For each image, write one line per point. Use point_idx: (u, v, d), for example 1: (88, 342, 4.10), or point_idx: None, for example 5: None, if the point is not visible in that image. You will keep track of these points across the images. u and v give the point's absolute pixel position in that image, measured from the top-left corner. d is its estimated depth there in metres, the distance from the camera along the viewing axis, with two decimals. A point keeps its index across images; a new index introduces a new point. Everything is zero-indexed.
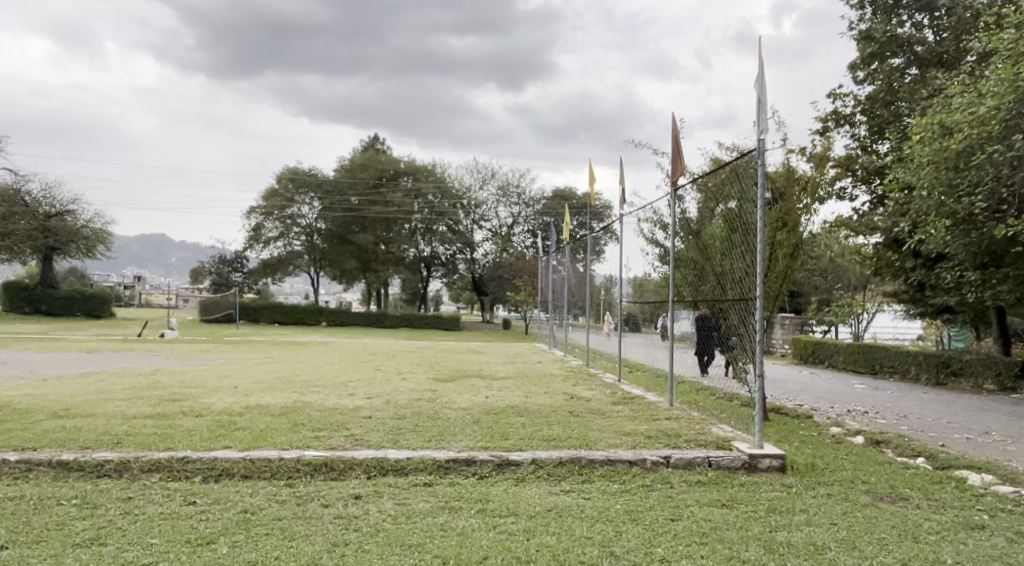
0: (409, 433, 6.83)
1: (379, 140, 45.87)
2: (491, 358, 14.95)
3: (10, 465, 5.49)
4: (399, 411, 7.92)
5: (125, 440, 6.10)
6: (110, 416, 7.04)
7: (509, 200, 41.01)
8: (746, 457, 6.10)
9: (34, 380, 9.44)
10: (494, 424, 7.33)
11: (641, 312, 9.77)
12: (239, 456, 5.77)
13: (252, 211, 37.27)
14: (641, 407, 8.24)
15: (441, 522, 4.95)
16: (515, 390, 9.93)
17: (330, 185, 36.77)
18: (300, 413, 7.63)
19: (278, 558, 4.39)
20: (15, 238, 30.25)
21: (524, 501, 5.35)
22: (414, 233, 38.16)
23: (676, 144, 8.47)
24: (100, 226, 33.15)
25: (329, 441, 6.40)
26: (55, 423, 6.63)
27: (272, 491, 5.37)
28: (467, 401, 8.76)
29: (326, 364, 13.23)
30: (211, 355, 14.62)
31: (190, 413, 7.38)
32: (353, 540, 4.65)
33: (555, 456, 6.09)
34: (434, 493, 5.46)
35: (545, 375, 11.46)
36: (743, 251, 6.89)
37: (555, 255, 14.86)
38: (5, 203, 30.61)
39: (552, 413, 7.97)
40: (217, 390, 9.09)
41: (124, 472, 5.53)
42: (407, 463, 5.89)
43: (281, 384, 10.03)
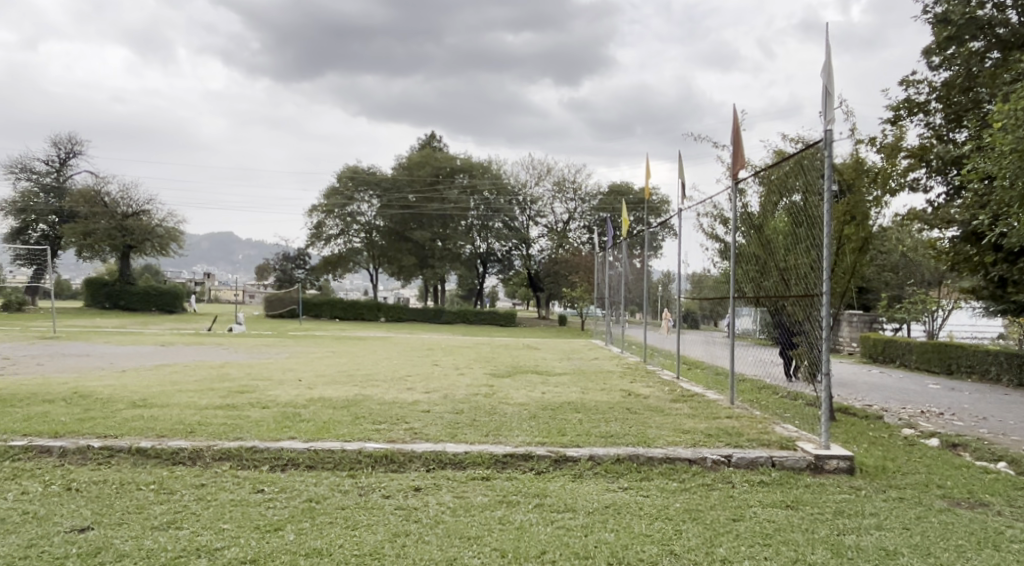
0: (467, 428, 6.88)
1: (436, 139, 46.25)
2: (548, 355, 14.91)
3: (94, 451, 5.73)
4: (458, 405, 7.99)
5: (197, 430, 6.31)
6: (184, 407, 7.29)
7: (565, 196, 40.00)
8: (812, 458, 5.96)
9: (113, 371, 9.84)
10: (550, 420, 7.32)
11: (700, 309, 9.63)
12: (304, 447, 5.91)
13: (314, 209, 38.12)
14: (700, 404, 8.12)
15: (499, 516, 4.98)
16: (572, 386, 9.92)
17: (389, 183, 37.38)
18: (362, 406, 7.77)
19: (342, 547, 4.48)
20: (95, 237, 31.61)
21: (583, 498, 5.33)
22: (470, 230, 38.39)
23: (737, 136, 8.31)
24: (173, 224, 34.03)
25: (389, 434, 6.50)
26: (133, 412, 6.91)
27: (335, 482, 5.49)
28: (523, 397, 8.78)
29: (386, 358, 13.43)
30: (277, 349, 15.04)
31: (257, 404, 7.59)
32: (414, 532, 4.71)
33: (613, 453, 6.06)
34: (492, 487, 5.50)
35: (602, 371, 11.42)
36: (808, 245, 6.72)
37: (612, 251, 14.72)
38: (87, 203, 32.21)
39: (609, 410, 7.93)
40: (283, 383, 9.33)
41: (197, 460, 5.72)
42: (465, 457, 5.94)
43: (343, 378, 10.24)
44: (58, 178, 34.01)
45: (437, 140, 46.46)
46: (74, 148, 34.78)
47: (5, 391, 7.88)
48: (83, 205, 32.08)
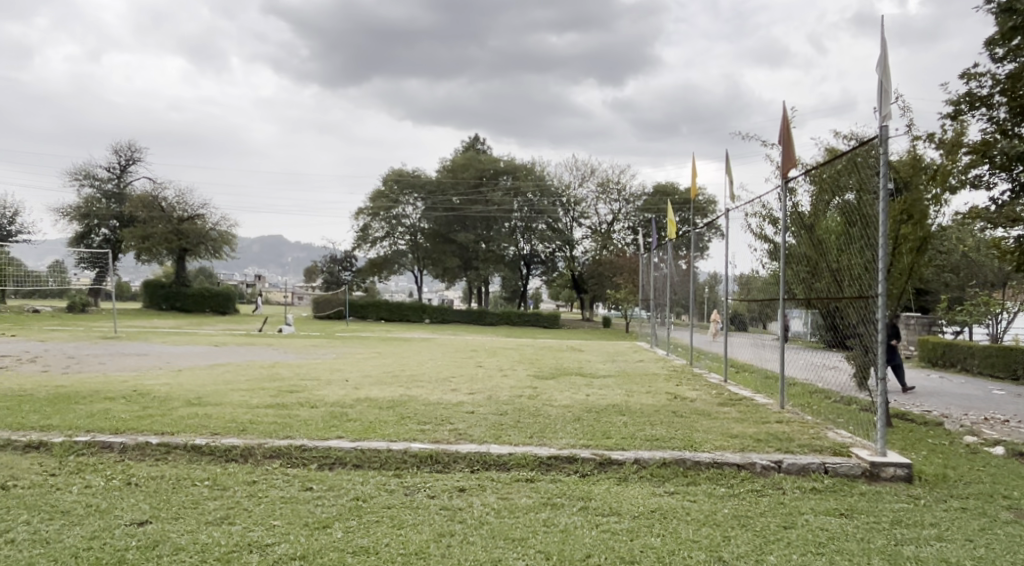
0: (511, 429, 6.87)
1: (481, 141, 46.60)
2: (593, 356, 14.83)
3: (151, 447, 5.86)
4: (503, 407, 7.98)
5: (249, 428, 6.40)
6: (236, 405, 7.42)
7: (609, 197, 39.23)
8: (867, 465, 5.79)
9: (169, 370, 10.09)
10: (595, 423, 7.26)
11: (748, 311, 9.45)
12: (351, 446, 5.97)
13: (360, 212, 38.79)
14: (749, 409, 7.96)
15: (544, 519, 4.94)
16: (616, 388, 9.85)
17: (433, 186, 38.07)
18: (407, 407, 7.82)
19: (388, 546, 4.50)
20: (153, 241, 32.49)
21: (628, 502, 5.27)
22: (514, 231, 38.43)
23: (787, 135, 8.14)
24: (226, 228, 34.80)
25: (434, 435, 6.52)
26: (188, 410, 7.06)
27: (381, 481, 5.51)
28: (568, 399, 8.73)
29: (430, 359, 13.51)
30: (325, 349, 15.28)
31: (306, 404, 7.70)
32: (459, 532, 4.71)
33: (659, 457, 5.97)
34: (536, 489, 5.47)
35: (648, 374, 11.27)
36: (862, 245, 6.54)
37: (658, 251, 14.54)
38: (145, 208, 33.08)
39: (655, 413, 7.84)
40: (331, 383, 9.43)
41: (248, 458, 5.81)
42: (510, 458, 5.92)
43: (388, 379, 10.33)
44: (119, 184, 34.99)
45: (481, 143, 46.70)
46: (133, 154, 35.79)
47: (69, 389, 8.13)
48: (142, 210, 32.81)
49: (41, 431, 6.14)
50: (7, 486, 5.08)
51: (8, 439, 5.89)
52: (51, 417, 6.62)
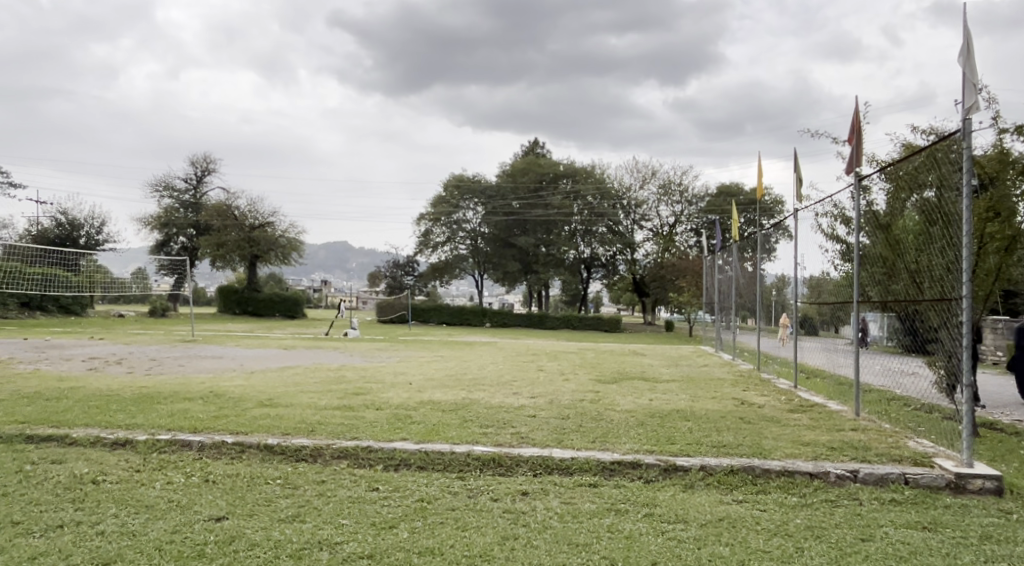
0: (574, 433, 6.81)
1: (539, 145, 46.66)
2: (655, 360, 14.64)
3: (227, 446, 6.01)
4: (564, 411, 7.92)
5: (318, 429, 6.52)
6: (305, 406, 7.58)
7: (671, 199, 38.10)
8: (952, 476, 5.53)
9: (242, 372, 10.40)
10: (659, 428, 7.14)
11: (818, 314, 9.13)
12: (416, 448, 6.01)
13: (422, 217, 39.88)
14: (821, 415, 7.71)
15: (608, 524, 4.87)
16: (680, 393, 9.67)
17: (493, 190, 38.58)
18: (469, 410, 7.84)
19: (453, 547, 4.50)
20: (226, 248, 33.58)
21: (696, 509, 5.14)
22: (574, 235, 38.26)
23: (859, 131, 7.86)
24: (295, 234, 35.78)
25: (496, 438, 6.51)
26: (260, 410, 7.24)
27: (445, 483, 5.53)
28: (631, 403, 8.62)
29: (491, 363, 13.57)
30: (389, 352, 15.52)
31: (371, 406, 7.81)
32: (523, 535, 4.67)
33: (726, 463, 5.82)
34: (600, 494, 5.39)
35: (714, 379, 11.03)
36: (942, 246, 6.29)
37: (721, 254, 14.31)
38: (219, 216, 34.24)
39: (722, 419, 7.66)
40: (395, 386, 9.56)
41: (318, 458, 5.91)
42: (572, 463, 5.86)
43: (451, 381, 10.38)
44: (195, 195, 36.26)
45: (541, 147, 46.68)
46: (209, 166, 37.12)
47: (151, 389, 8.43)
48: (216, 218, 34.05)
49: (127, 429, 6.37)
50: (97, 481, 5.28)
51: (96, 436, 6.12)
52: (136, 416, 6.88)
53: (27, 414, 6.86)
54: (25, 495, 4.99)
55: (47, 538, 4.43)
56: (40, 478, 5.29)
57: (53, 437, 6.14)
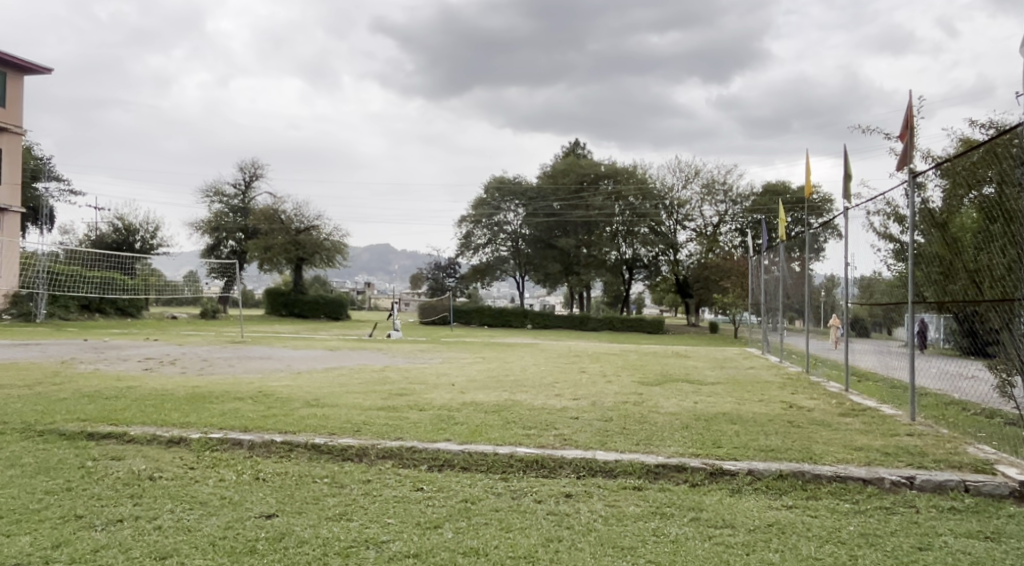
0: (617, 435, 6.74)
1: (580, 146, 46.57)
2: (699, 363, 14.41)
3: (276, 445, 6.10)
4: (608, 413, 7.85)
5: (363, 430, 6.57)
6: (350, 407, 7.63)
7: (714, 198, 37.59)
8: (1016, 485, 5.33)
9: (289, 373, 10.57)
10: (704, 431, 7.02)
11: (870, 316, 8.88)
12: (459, 448, 6.02)
13: (463, 220, 40.45)
14: (875, 420, 7.49)
15: (654, 528, 4.80)
16: (727, 396, 9.49)
17: (534, 192, 38.68)
18: (512, 411, 7.81)
19: (498, 548, 4.47)
20: (273, 252, 34.21)
21: (743, 514, 5.04)
22: (616, 236, 37.86)
23: (912, 126, 7.63)
24: (339, 238, 36.23)
25: (540, 439, 6.47)
26: (307, 410, 7.32)
27: (489, 484, 5.52)
28: (676, 406, 8.50)
29: (534, 365, 13.53)
30: (433, 354, 15.61)
31: (415, 407, 7.84)
32: (567, 537, 4.63)
33: (775, 468, 5.70)
34: (645, 498, 5.32)
35: (760, 381, 10.82)
36: (1004, 244, 6.06)
37: (767, 254, 14.03)
38: (266, 220, 34.85)
39: (770, 422, 7.51)
40: (438, 387, 9.59)
41: (363, 457, 5.95)
42: (617, 465, 5.80)
43: (493, 383, 10.38)
44: (244, 200, 36.97)
45: (582, 148, 46.56)
46: (256, 171, 37.85)
47: (203, 389, 8.60)
48: (264, 222, 34.69)
49: (181, 428, 6.50)
50: (154, 477, 5.39)
51: (152, 434, 6.26)
52: (188, 415, 7.00)
53: (87, 412, 7.04)
54: (87, 490, 5.11)
55: (108, 532, 4.52)
56: (100, 474, 5.41)
57: (112, 435, 6.28)
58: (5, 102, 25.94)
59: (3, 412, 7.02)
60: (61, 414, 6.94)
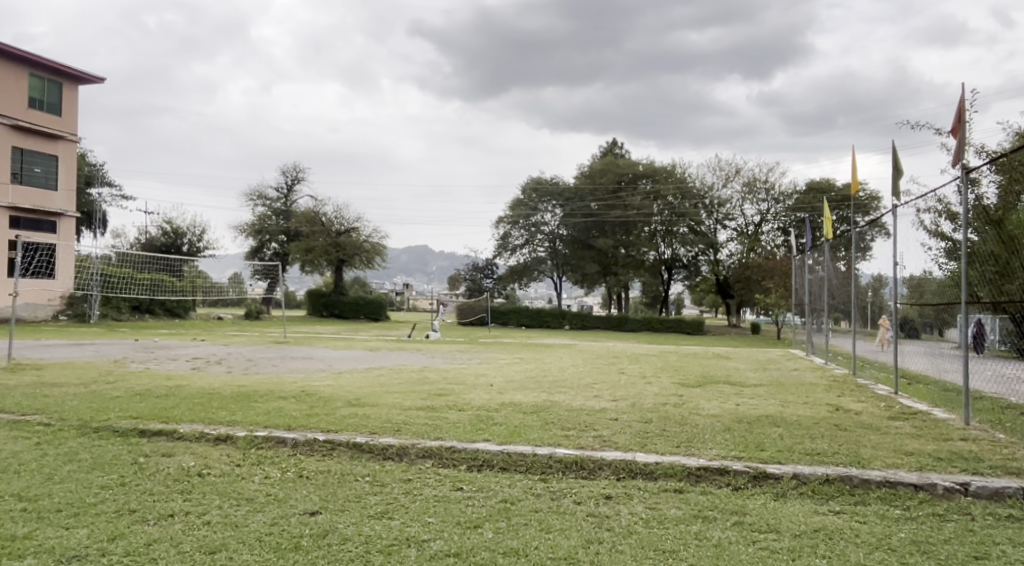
0: (657, 437, 6.64)
1: (618, 145, 46.33)
2: (741, 364, 14.19)
3: (319, 444, 6.15)
4: (647, 415, 7.75)
5: (403, 429, 6.59)
6: (391, 407, 7.67)
7: (756, 197, 37.06)
8: None
9: (331, 373, 10.68)
10: (747, 434, 6.88)
11: (920, 316, 8.65)
12: (498, 449, 6.00)
13: (501, 221, 40.67)
14: (926, 423, 7.28)
15: (695, 531, 4.71)
16: (770, 398, 9.31)
17: (572, 192, 38.59)
18: (551, 412, 7.76)
19: (538, 550, 4.43)
20: (314, 253, 34.70)
21: (787, 519, 4.92)
22: (654, 236, 37.42)
23: (964, 121, 7.40)
24: (378, 239, 36.57)
25: (579, 441, 6.41)
26: (349, 410, 7.36)
27: (527, 484, 5.48)
28: (717, 408, 8.36)
29: (572, 366, 13.45)
30: (470, 354, 15.63)
31: (454, 407, 7.83)
32: (608, 539, 4.57)
33: (820, 472, 5.56)
34: (687, 501, 5.23)
35: (805, 383, 10.60)
36: None
37: (811, 253, 13.78)
38: (307, 222, 35.37)
39: (815, 425, 7.34)
40: (477, 387, 9.57)
41: (403, 457, 5.96)
42: (657, 467, 5.72)
43: (531, 384, 10.34)
44: (286, 203, 37.58)
45: (620, 147, 46.33)
46: (299, 174, 38.40)
47: (249, 388, 8.72)
48: (305, 224, 35.22)
49: (228, 425, 6.61)
50: (202, 473, 5.47)
51: (200, 432, 6.36)
52: (235, 413, 7.11)
53: (138, 410, 7.19)
54: (139, 485, 5.20)
55: (160, 526, 4.59)
56: (151, 470, 5.51)
57: (163, 432, 6.40)
58: (61, 112, 26.73)
59: (60, 410, 7.20)
60: (114, 412, 7.09)
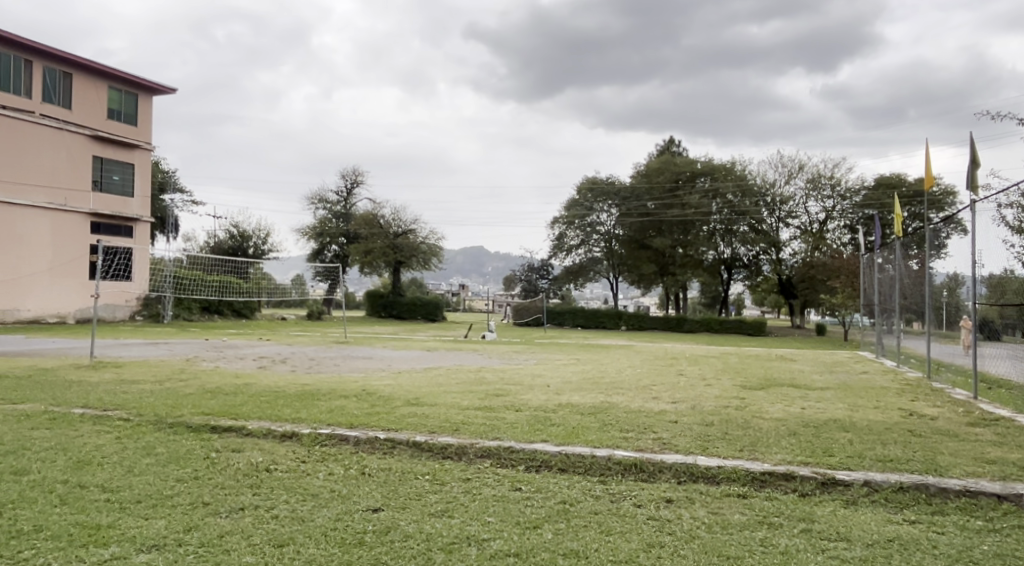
0: (719, 441, 6.46)
1: (675, 143, 45.72)
2: (805, 366, 13.79)
3: (380, 442, 6.19)
4: (708, 417, 7.55)
5: (462, 428, 6.58)
6: (449, 406, 7.68)
7: (821, 194, 36.04)
8: None
9: (390, 372, 10.79)
10: (813, 439, 6.65)
11: (1001, 317, 8.25)
12: (556, 450, 5.93)
13: (556, 221, 40.59)
14: (1009, 431, 6.91)
15: (761, 537, 4.56)
16: (837, 401, 8.99)
17: (627, 192, 38.21)
18: (609, 413, 7.67)
19: (598, 552, 4.34)
20: (373, 255, 35.21)
21: (859, 527, 4.72)
22: (713, 235, 36.73)
23: None
24: (435, 241, 36.90)
25: (638, 443, 6.29)
26: (408, 409, 7.40)
27: (587, 486, 5.39)
28: (780, 411, 8.11)
29: (629, 367, 13.29)
30: (527, 355, 15.63)
31: (511, 407, 7.79)
32: (669, 543, 4.45)
33: (893, 479, 5.34)
34: (750, 506, 5.06)
35: (875, 387, 10.22)
36: None
37: (881, 252, 13.32)
38: (366, 225, 35.95)
39: (886, 430, 7.04)
40: (534, 388, 9.51)
41: (462, 456, 5.95)
42: (719, 471, 5.56)
43: (588, 385, 10.24)
44: (346, 206, 38.27)
45: (677, 145, 45.73)
46: (358, 177, 39.06)
47: (313, 386, 8.87)
48: (364, 226, 35.81)
49: (293, 423, 6.70)
50: (269, 469, 5.55)
51: (268, 428, 6.47)
52: (300, 411, 7.23)
53: (209, 407, 7.36)
54: (211, 479, 5.30)
55: (231, 519, 4.67)
56: (223, 464, 5.62)
57: (232, 428, 6.53)
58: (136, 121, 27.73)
59: (137, 405, 7.44)
60: (187, 408, 7.29)
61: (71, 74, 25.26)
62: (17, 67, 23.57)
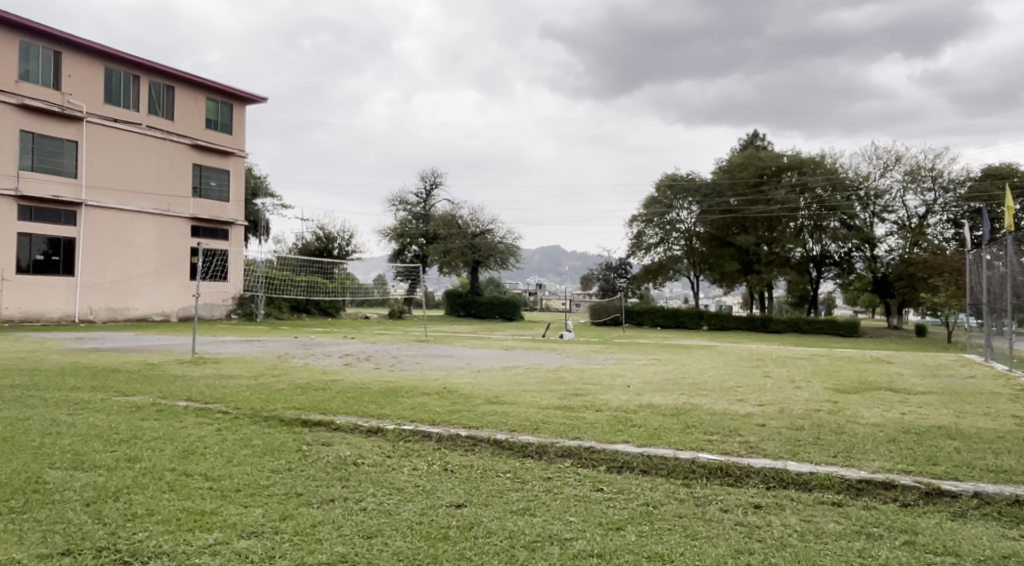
0: (810, 446, 6.13)
1: (759, 137, 44.41)
2: (903, 369, 13.04)
3: (463, 439, 6.16)
4: (798, 421, 7.19)
5: (542, 427, 6.48)
6: (529, 405, 7.59)
7: (921, 186, 34.41)
8: None
9: (470, 370, 10.80)
10: (916, 446, 6.23)
11: None
12: (639, 451, 5.76)
13: (635, 219, 40.04)
14: None
15: (859, 548, 4.27)
16: (942, 407, 8.43)
17: (708, 188, 37.33)
18: (692, 415, 7.40)
19: (685, 555, 4.17)
20: (451, 254, 35.57)
21: (968, 540, 4.38)
22: (802, 231, 35.42)
23: None
24: (513, 241, 37.04)
25: (724, 446, 6.03)
26: (488, 407, 7.35)
27: (671, 489, 5.19)
28: (877, 416, 7.64)
29: (712, 368, 12.91)
30: (605, 355, 15.43)
31: (592, 407, 7.63)
32: (759, 550, 4.22)
33: (1007, 492, 4.93)
34: (847, 515, 4.76)
35: (983, 392, 9.54)
36: None
37: (989, 247, 12.47)
38: (445, 225, 36.37)
39: (998, 439, 6.53)
40: (615, 388, 9.33)
41: (543, 455, 5.84)
42: (812, 478, 5.26)
43: (669, 385, 9.97)
44: (426, 207, 38.82)
45: (761, 139, 44.43)
46: (437, 178, 39.56)
47: (397, 383, 8.96)
48: (443, 227, 36.23)
49: (378, 419, 6.75)
50: (357, 463, 5.58)
51: (354, 423, 6.53)
52: (383, 407, 7.28)
53: (298, 401, 7.51)
54: (302, 471, 5.37)
55: (323, 509, 4.70)
56: (313, 457, 5.70)
57: (322, 422, 6.63)
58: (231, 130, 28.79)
59: (234, 398, 7.67)
60: (280, 402, 7.44)
61: (173, 87, 26.46)
62: (126, 83, 24.87)
